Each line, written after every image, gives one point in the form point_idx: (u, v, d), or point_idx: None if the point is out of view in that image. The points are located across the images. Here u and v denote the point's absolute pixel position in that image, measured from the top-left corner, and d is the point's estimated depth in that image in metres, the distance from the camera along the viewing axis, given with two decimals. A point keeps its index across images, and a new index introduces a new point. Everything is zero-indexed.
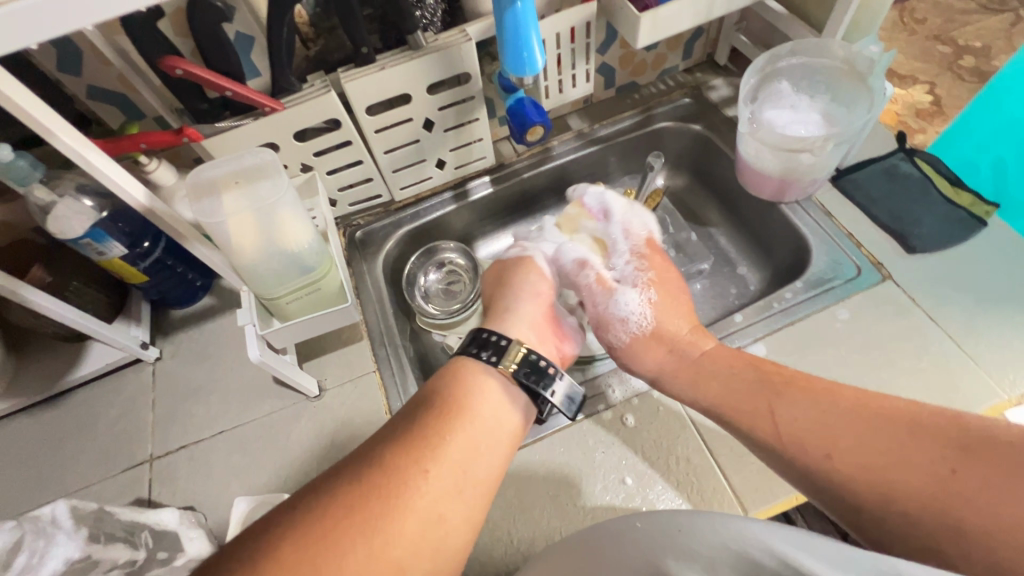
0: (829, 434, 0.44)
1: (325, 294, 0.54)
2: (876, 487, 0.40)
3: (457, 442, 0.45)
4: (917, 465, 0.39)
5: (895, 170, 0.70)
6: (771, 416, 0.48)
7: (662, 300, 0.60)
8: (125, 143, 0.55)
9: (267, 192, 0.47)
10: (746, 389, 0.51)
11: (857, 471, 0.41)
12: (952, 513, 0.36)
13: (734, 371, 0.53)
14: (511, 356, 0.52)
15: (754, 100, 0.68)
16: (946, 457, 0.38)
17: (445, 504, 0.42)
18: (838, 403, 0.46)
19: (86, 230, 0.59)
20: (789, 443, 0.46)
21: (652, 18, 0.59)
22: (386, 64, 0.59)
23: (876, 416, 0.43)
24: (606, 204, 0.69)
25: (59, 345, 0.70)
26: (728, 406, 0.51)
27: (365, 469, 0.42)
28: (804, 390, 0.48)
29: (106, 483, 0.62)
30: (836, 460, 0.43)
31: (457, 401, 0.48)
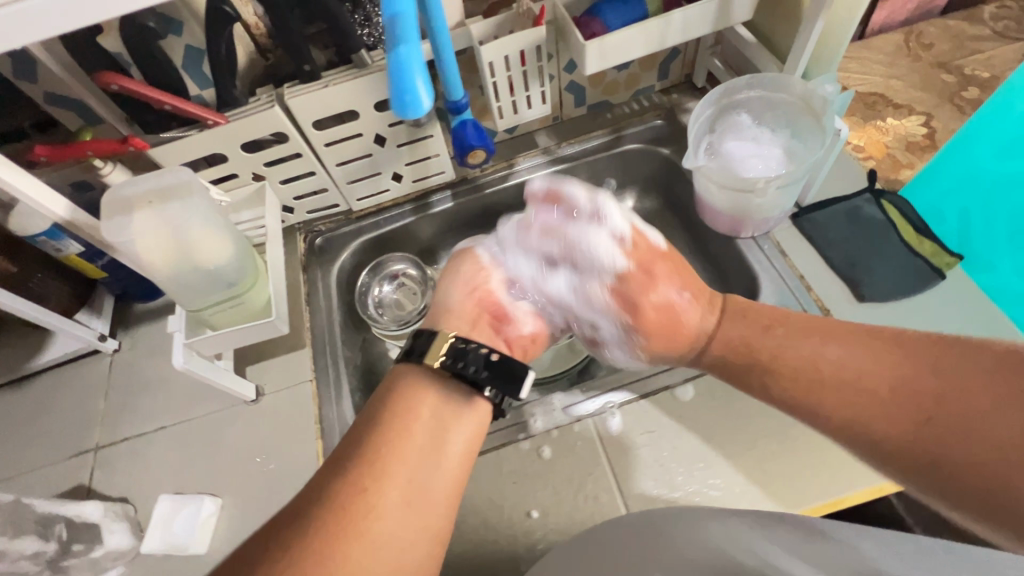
0: (818, 391, 0.48)
1: (250, 306, 0.56)
2: (862, 437, 0.45)
3: (400, 459, 0.46)
4: (898, 413, 0.43)
5: (859, 212, 0.67)
6: (763, 387, 0.52)
7: (655, 346, 0.59)
8: (72, 151, 0.57)
9: (177, 210, 0.49)
10: (746, 341, 0.54)
11: (844, 425, 0.46)
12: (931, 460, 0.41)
13: (737, 333, 0.55)
14: (437, 347, 0.52)
15: (712, 130, 0.66)
16: (927, 401, 0.42)
17: (397, 516, 0.43)
18: (825, 353, 0.49)
19: (44, 229, 0.61)
20: (783, 403, 0.50)
21: (598, 45, 0.57)
22: (330, 82, 0.60)
23: (864, 365, 0.47)
24: (548, 276, 0.63)
25: (24, 330, 0.73)
26: (728, 375, 0.56)
27: (317, 495, 0.43)
28: (801, 338, 0.52)
29: (54, 467, 0.66)
30: (832, 411, 0.47)
31: (397, 413, 0.48)
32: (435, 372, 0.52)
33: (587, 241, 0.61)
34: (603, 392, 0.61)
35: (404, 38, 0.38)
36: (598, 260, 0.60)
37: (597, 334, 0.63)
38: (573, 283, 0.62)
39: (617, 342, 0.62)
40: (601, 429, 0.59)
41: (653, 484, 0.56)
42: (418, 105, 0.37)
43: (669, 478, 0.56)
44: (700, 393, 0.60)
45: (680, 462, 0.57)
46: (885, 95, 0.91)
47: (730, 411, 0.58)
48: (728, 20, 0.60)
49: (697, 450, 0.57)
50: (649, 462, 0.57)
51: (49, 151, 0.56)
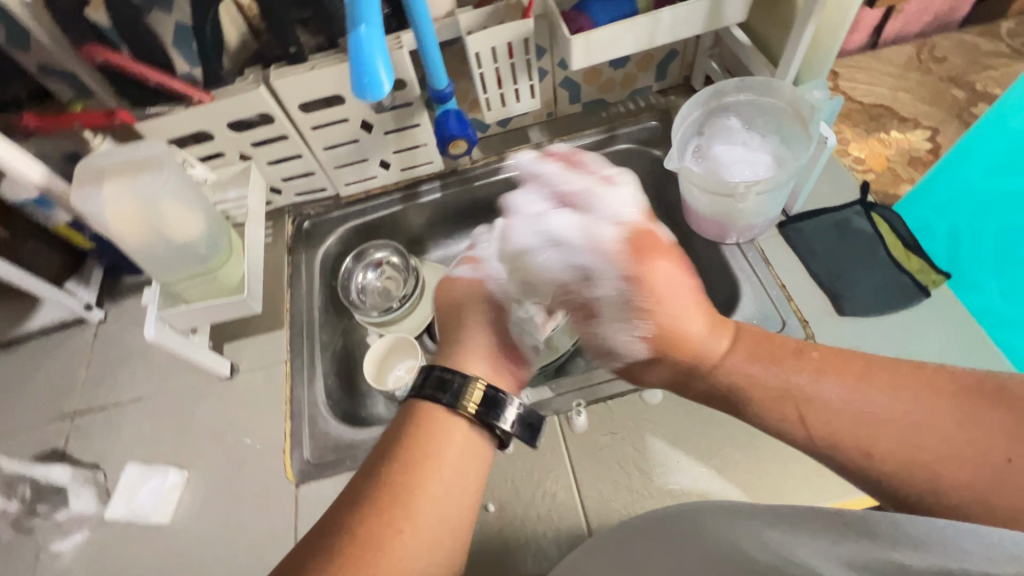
0: (870, 428, 0.37)
1: (221, 282, 0.56)
2: (928, 487, 0.34)
3: (428, 496, 0.42)
4: (971, 457, 0.33)
5: (847, 224, 0.65)
6: (801, 420, 0.40)
7: (665, 310, 0.47)
8: (60, 121, 0.59)
9: (147, 182, 0.49)
10: (772, 376, 0.43)
11: (906, 469, 0.35)
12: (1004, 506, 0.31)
13: (762, 370, 0.43)
14: (470, 395, 0.47)
15: (701, 133, 0.65)
16: (1004, 444, 0.33)
17: (427, 555, 0.41)
18: (871, 386, 0.39)
19: (31, 197, 0.63)
20: (826, 443, 0.39)
21: (585, 40, 0.57)
22: (316, 66, 0.60)
23: (925, 411, 0.36)
24: (554, 214, 0.53)
25: (14, 295, 0.75)
26: (756, 398, 0.43)
27: (338, 536, 0.40)
28: (837, 374, 0.40)
29: (32, 430, 0.67)
30: (879, 459, 0.36)
31: (421, 448, 0.44)
32: (464, 419, 0.47)
33: (598, 187, 0.53)
34: (573, 390, 0.61)
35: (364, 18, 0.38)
36: (605, 206, 0.51)
37: (596, 295, 0.51)
38: (580, 232, 0.51)
39: (620, 315, 0.49)
40: (565, 427, 0.59)
41: (611, 487, 0.55)
42: (378, 86, 0.37)
43: (627, 482, 0.55)
44: (669, 398, 0.59)
45: (642, 467, 0.56)
46: (892, 107, 0.89)
47: (697, 417, 0.57)
48: (719, 21, 0.59)
49: (659, 456, 0.56)
50: (610, 463, 0.56)
51: (39, 121, 0.58)
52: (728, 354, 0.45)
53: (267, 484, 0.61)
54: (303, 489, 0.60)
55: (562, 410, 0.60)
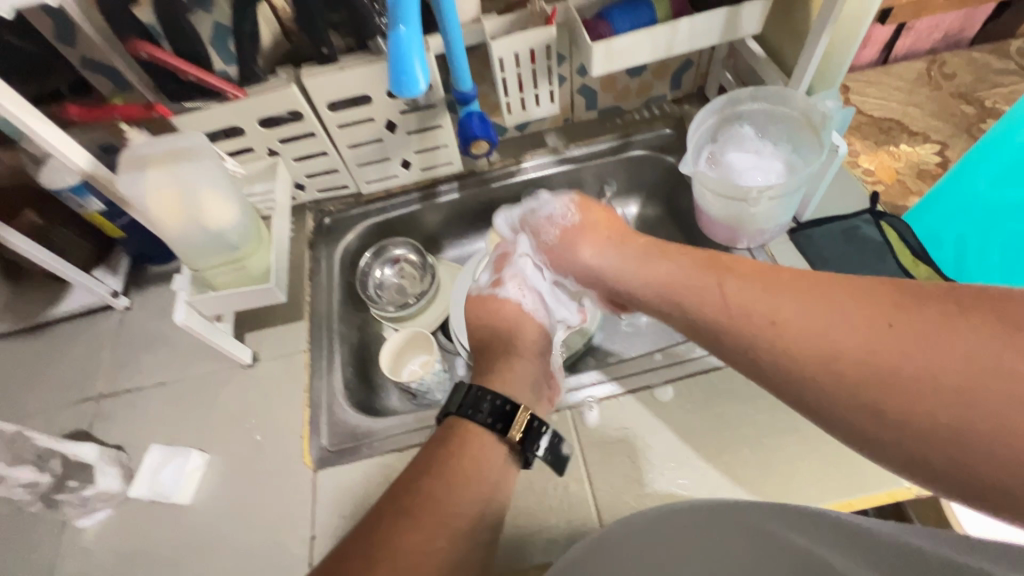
0: (775, 305, 0.40)
1: (248, 271, 0.58)
2: (822, 357, 0.36)
3: (464, 498, 0.45)
4: (857, 325, 0.35)
5: (856, 232, 0.67)
6: (716, 292, 0.44)
7: (590, 206, 0.63)
8: (102, 113, 0.62)
9: (188, 170, 0.51)
10: (694, 280, 0.47)
11: (797, 341, 0.37)
12: (891, 372, 0.33)
13: (680, 269, 0.49)
14: (517, 423, 0.50)
15: (714, 139, 0.67)
16: (888, 312, 0.35)
17: (461, 553, 0.42)
18: (783, 281, 0.42)
19: (70, 185, 0.66)
20: (732, 316, 0.42)
21: (605, 47, 0.59)
22: (346, 66, 0.62)
23: (830, 301, 0.38)
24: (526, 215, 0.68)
25: (45, 281, 0.77)
26: (676, 292, 0.48)
27: (373, 544, 0.40)
28: (755, 279, 0.43)
29: (59, 411, 0.70)
30: (841, 362, 0.35)
31: (459, 455, 0.48)
32: (506, 444, 0.50)
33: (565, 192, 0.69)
34: (585, 385, 0.62)
35: (405, 19, 0.40)
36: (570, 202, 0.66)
37: (542, 210, 0.65)
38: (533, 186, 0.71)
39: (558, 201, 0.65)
40: (578, 421, 0.61)
41: (621, 480, 0.56)
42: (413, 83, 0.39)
43: (638, 475, 0.56)
44: (679, 396, 0.61)
45: (652, 462, 0.57)
46: (902, 121, 0.91)
47: (707, 416, 0.59)
48: (736, 31, 0.61)
49: (669, 451, 0.57)
50: (621, 456, 0.58)
51: (81, 112, 0.61)
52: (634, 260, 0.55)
53: (285, 468, 0.62)
54: (320, 475, 0.61)
55: (575, 404, 0.61)
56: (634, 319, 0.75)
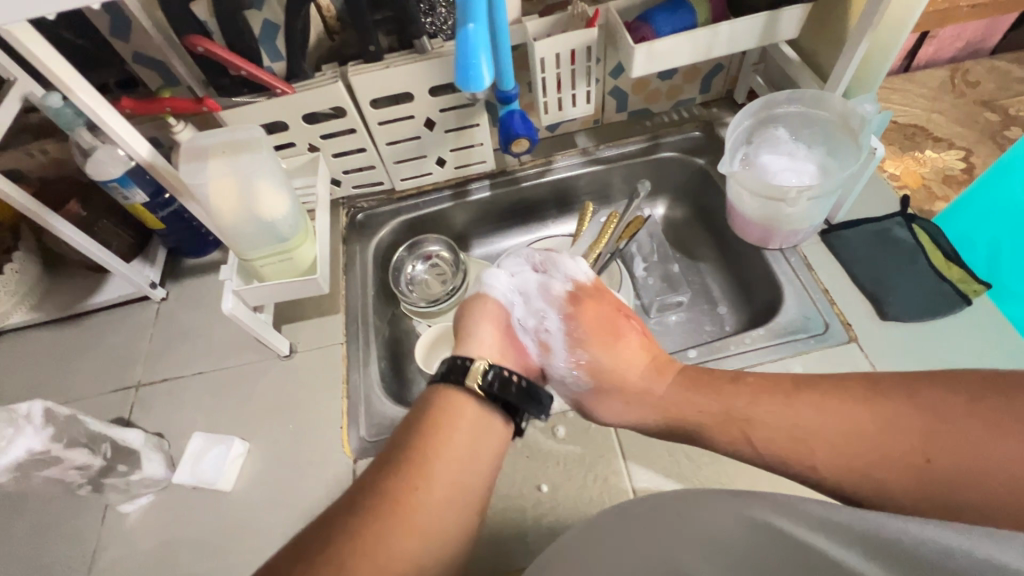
0: (809, 443, 0.43)
1: (297, 263, 0.59)
2: (867, 488, 0.40)
3: (440, 461, 0.48)
4: (891, 461, 0.39)
5: (889, 234, 0.68)
6: (748, 441, 0.47)
7: (600, 350, 0.59)
8: (152, 105, 0.61)
9: (248, 162, 0.53)
10: (728, 424, 0.49)
11: (846, 477, 0.41)
12: (936, 501, 0.36)
13: (693, 402, 0.52)
14: (473, 373, 0.54)
15: (749, 142, 0.68)
16: (914, 442, 0.38)
17: (440, 511, 0.46)
18: (807, 412, 0.45)
19: (116, 176, 0.66)
20: (777, 458, 0.45)
21: (647, 49, 0.60)
22: (391, 64, 0.64)
23: (848, 430, 0.42)
24: (519, 274, 0.65)
25: (84, 270, 0.79)
26: (708, 427, 0.50)
27: (373, 499, 0.44)
28: (767, 394, 0.48)
29: (97, 398, 0.70)
30: (819, 471, 0.43)
31: (438, 421, 0.51)
32: (472, 395, 0.54)
33: (560, 255, 0.65)
34: None
35: (474, 16, 0.42)
36: (566, 270, 0.65)
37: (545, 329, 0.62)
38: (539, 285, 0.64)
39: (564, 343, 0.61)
40: None
41: (660, 472, 0.58)
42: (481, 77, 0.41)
43: (676, 469, 0.57)
44: None
45: (689, 456, 0.58)
46: (927, 128, 0.92)
47: None
48: (773, 36, 0.63)
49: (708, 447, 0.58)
50: (659, 450, 0.59)
51: (133, 104, 0.60)
52: (651, 376, 0.56)
53: (324, 457, 0.64)
54: (359, 464, 0.62)
55: None
56: (662, 317, 0.80)
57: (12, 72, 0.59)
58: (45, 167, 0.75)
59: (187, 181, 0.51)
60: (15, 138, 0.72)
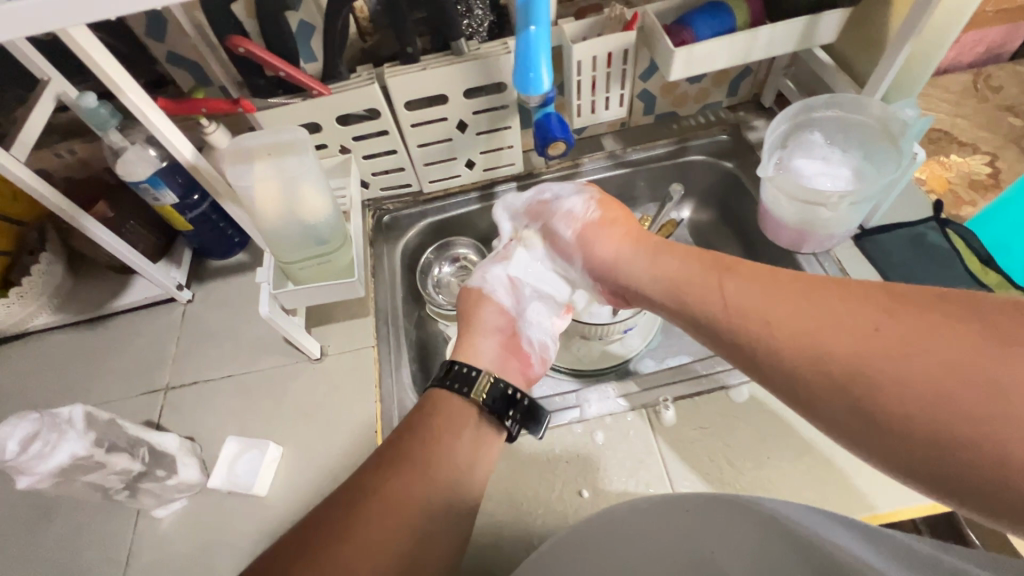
0: (768, 303, 0.42)
1: (335, 266, 0.59)
2: (806, 348, 0.38)
3: (440, 465, 0.50)
4: (841, 325, 0.37)
5: (923, 239, 0.69)
6: (719, 290, 0.46)
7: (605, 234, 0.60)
8: (188, 106, 0.60)
9: (294, 165, 0.53)
10: (691, 278, 0.50)
11: (790, 336, 0.39)
12: (863, 368, 0.35)
13: (686, 257, 0.52)
14: (480, 386, 0.56)
15: (784, 145, 0.68)
16: (872, 315, 0.36)
17: (435, 518, 0.47)
18: (782, 281, 0.43)
19: (146, 177, 0.66)
20: (734, 311, 0.44)
21: (687, 53, 0.60)
22: (427, 66, 0.63)
23: (816, 298, 0.40)
24: (527, 264, 0.67)
25: (108, 272, 0.78)
26: (687, 277, 0.50)
27: (355, 496, 0.45)
28: (748, 267, 0.47)
29: (126, 401, 0.70)
30: (773, 327, 0.41)
31: (441, 427, 0.52)
32: (474, 406, 0.56)
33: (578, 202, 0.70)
34: (658, 385, 0.63)
35: (536, 20, 0.48)
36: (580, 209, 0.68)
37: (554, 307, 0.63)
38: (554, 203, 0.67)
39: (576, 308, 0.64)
40: (654, 420, 0.61)
41: (700, 477, 0.58)
42: (540, 83, 0.50)
43: (718, 475, 0.58)
44: (754, 398, 0.61)
45: (729, 461, 0.58)
46: (951, 132, 0.92)
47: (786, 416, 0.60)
48: (812, 41, 0.63)
49: (748, 452, 0.58)
50: (700, 456, 0.59)
51: (168, 105, 0.60)
52: (633, 256, 0.57)
53: (359, 461, 0.63)
54: None
55: (650, 404, 0.62)
56: None
57: (46, 71, 0.58)
58: (71, 167, 0.74)
59: (232, 183, 0.51)
60: (42, 138, 0.71)
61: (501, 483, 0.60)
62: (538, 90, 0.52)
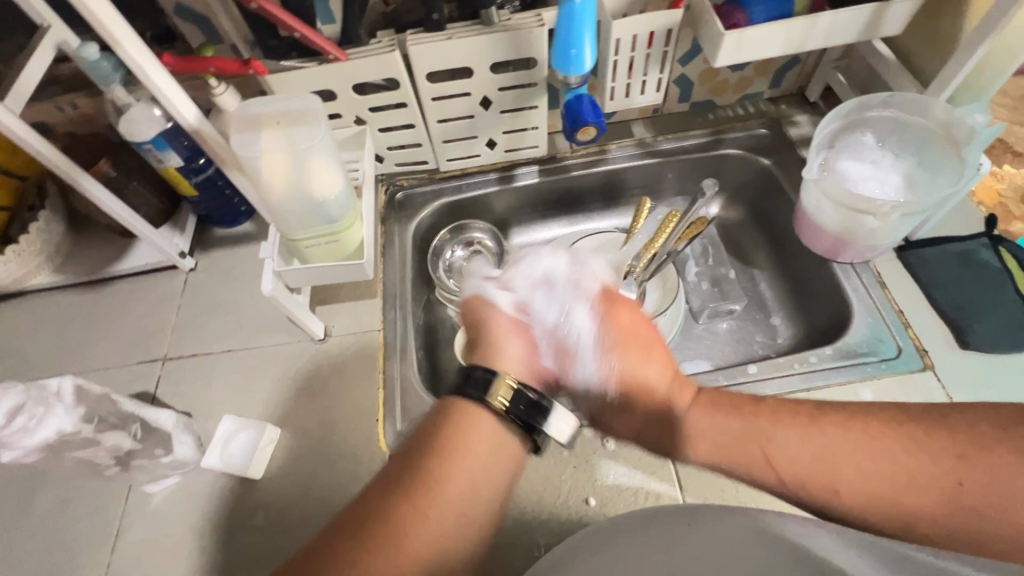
0: (832, 468, 0.43)
1: (343, 245, 0.55)
2: (895, 517, 0.41)
3: (453, 487, 0.43)
4: (924, 488, 0.40)
5: (972, 255, 0.64)
6: (770, 466, 0.45)
7: (628, 360, 0.53)
8: (195, 64, 0.56)
9: (304, 137, 0.49)
10: (742, 444, 0.47)
11: (869, 505, 0.41)
12: (973, 530, 0.38)
13: (723, 422, 0.48)
14: (499, 390, 0.46)
15: (831, 146, 0.63)
16: (949, 467, 0.40)
17: (445, 549, 0.41)
18: (835, 438, 0.44)
19: (150, 137, 0.62)
20: (793, 484, 0.44)
21: (738, 37, 0.55)
22: (454, 35, 0.59)
23: (881, 457, 0.42)
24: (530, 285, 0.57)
25: (110, 235, 0.75)
26: (727, 455, 0.47)
27: (347, 526, 0.41)
28: (789, 420, 0.46)
29: (122, 369, 0.68)
30: (845, 498, 0.42)
31: (452, 438, 0.45)
32: (492, 412, 0.47)
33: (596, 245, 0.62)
34: None
35: None
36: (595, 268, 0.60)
37: (566, 325, 0.55)
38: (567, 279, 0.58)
39: (593, 349, 0.54)
40: None
41: (714, 492, 0.55)
42: (581, 61, 0.52)
43: (734, 491, 0.55)
44: None
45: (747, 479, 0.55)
46: (1008, 140, 0.85)
47: None
48: (874, 32, 0.57)
49: None
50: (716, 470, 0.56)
51: (174, 61, 0.56)
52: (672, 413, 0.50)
53: (359, 451, 0.61)
54: None
55: None
56: (711, 324, 0.75)
57: (44, 15, 0.54)
58: (74, 122, 0.72)
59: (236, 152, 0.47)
60: (43, 90, 0.68)
61: None
62: (578, 68, 0.54)
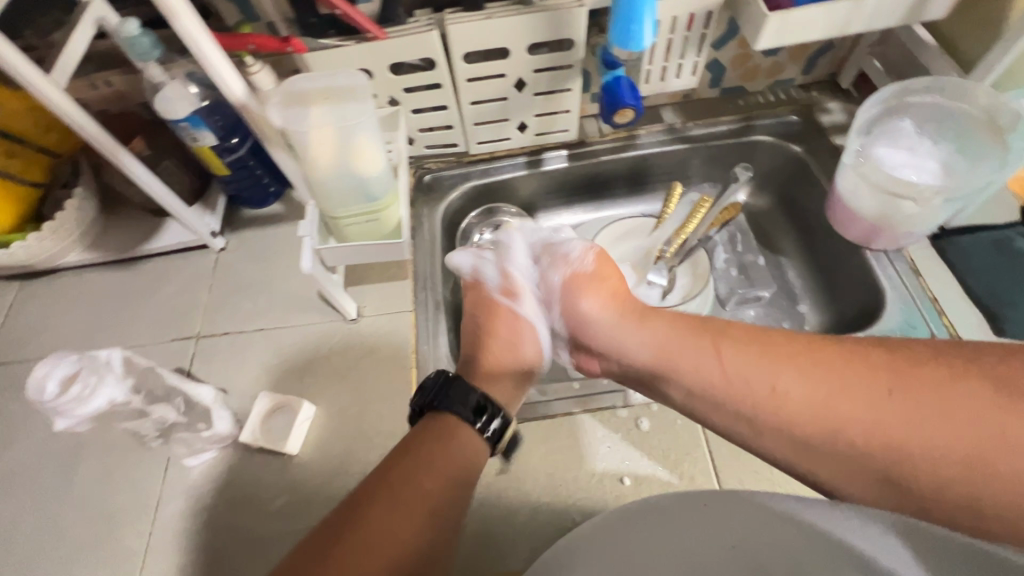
0: (771, 370, 0.44)
1: (383, 224, 0.56)
2: (827, 424, 0.40)
3: (436, 494, 0.45)
4: (858, 397, 0.40)
5: (1008, 244, 0.64)
6: (715, 352, 0.47)
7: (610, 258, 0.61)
8: (235, 41, 0.56)
9: (352, 113, 0.49)
10: (686, 341, 0.49)
11: (803, 413, 0.41)
12: (897, 443, 0.37)
13: (675, 322, 0.51)
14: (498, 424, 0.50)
15: (868, 131, 0.63)
16: (884, 378, 0.40)
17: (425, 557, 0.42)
18: (779, 341, 0.45)
19: (186, 115, 0.61)
20: (728, 378, 0.45)
21: (782, 19, 0.55)
22: (493, 15, 0.58)
23: (823, 362, 0.42)
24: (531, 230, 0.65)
25: (142, 214, 0.76)
26: (673, 345, 0.49)
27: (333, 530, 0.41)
28: (738, 329, 0.48)
29: (156, 345, 0.68)
30: (779, 399, 0.42)
31: (439, 448, 0.47)
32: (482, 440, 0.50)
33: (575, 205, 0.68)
34: None
35: None
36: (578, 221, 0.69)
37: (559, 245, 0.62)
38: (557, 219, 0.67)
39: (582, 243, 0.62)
40: None
41: (746, 473, 0.56)
42: (640, 37, 0.52)
43: (768, 474, 0.56)
44: None
45: None
46: None
47: None
48: (918, 16, 0.57)
49: None
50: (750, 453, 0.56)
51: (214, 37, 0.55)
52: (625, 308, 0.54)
53: (392, 429, 0.61)
54: None
55: None
56: (738, 311, 0.75)
57: None
58: (106, 99, 0.72)
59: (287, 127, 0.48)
60: (79, 68, 0.68)
61: (535, 464, 0.58)
62: (637, 44, 0.53)
